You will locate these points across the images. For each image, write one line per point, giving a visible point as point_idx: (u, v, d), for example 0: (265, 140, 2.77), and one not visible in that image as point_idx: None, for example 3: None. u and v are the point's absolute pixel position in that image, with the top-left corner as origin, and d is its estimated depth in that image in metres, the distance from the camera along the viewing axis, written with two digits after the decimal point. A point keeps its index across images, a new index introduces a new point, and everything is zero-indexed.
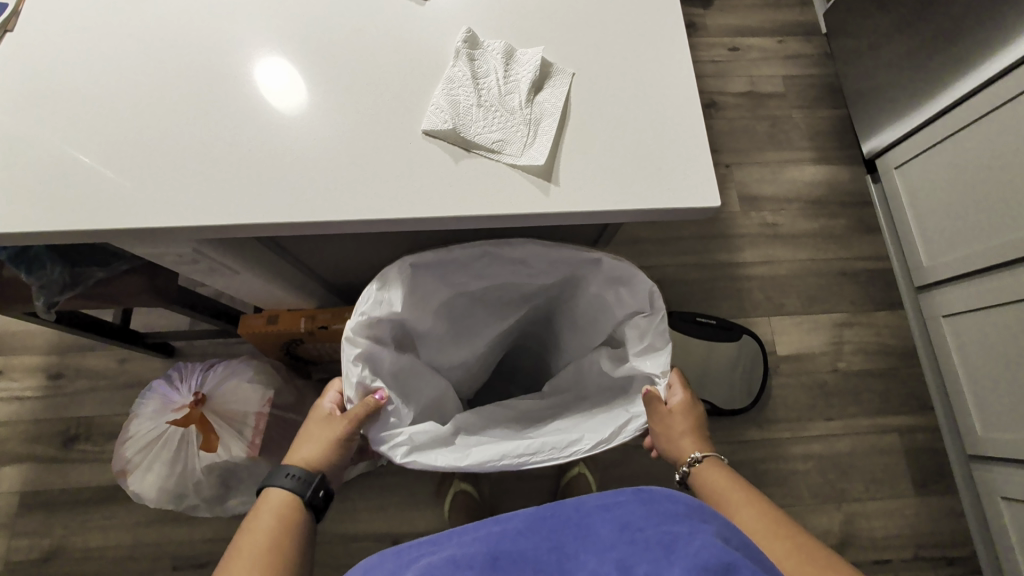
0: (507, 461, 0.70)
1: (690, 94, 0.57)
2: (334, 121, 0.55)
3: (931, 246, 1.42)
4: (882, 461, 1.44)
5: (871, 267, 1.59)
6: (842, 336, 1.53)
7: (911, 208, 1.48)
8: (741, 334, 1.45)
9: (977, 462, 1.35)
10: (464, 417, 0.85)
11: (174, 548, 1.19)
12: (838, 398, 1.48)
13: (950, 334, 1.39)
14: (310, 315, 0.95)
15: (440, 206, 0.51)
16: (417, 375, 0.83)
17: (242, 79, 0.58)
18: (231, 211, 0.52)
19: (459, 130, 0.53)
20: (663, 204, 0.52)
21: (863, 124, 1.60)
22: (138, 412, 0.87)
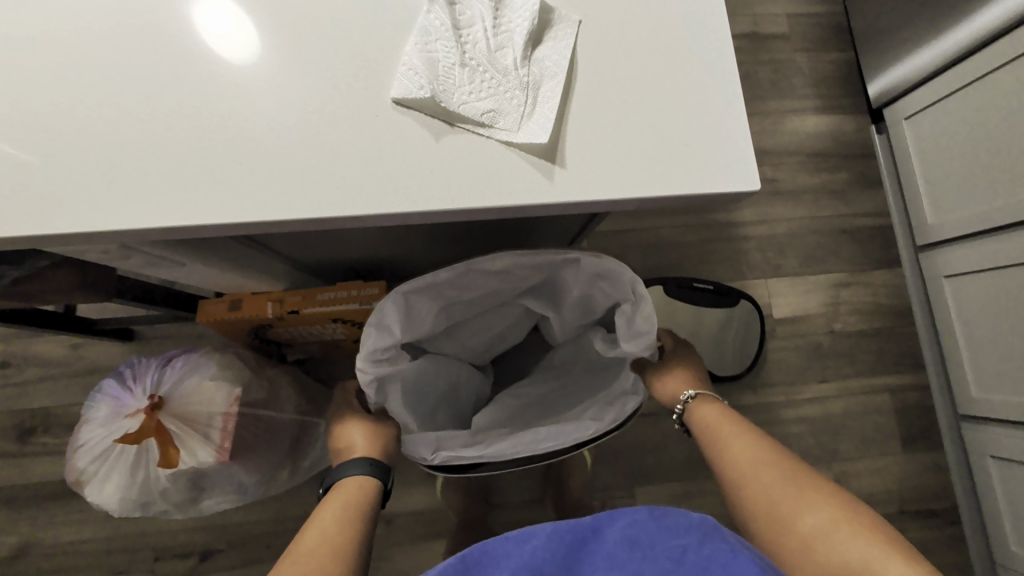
0: (521, 445, 0.67)
1: (722, 48, 0.46)
2: (276, 87, 0.42)
3: (936, 202, 1.35)
4: (874, 421, 1.43)
5: (873, 223, 1.51)
6: (840, 296, 1.47)
7: (919, 160, 1.38)
8: (739, 299, 1.37)
9: (967, 422, 1.36)
10: (484, 415, 0.79)
11: (151, 540, 1.13)
12: (833, 359, 1.44)
13: (951, 295, 1.35)
14: (277, 298, 0.84)
15: (418, 198, 0.40)
16: (433, 386, 0.75)
17: (170, 24, 0.44)
18: (148, 212, 0.40)
19: (438, 98, 0.41)
20: (691, 188, 0.43)
21: (872, 68, 1.48)
22: (90, 417, 0.78)
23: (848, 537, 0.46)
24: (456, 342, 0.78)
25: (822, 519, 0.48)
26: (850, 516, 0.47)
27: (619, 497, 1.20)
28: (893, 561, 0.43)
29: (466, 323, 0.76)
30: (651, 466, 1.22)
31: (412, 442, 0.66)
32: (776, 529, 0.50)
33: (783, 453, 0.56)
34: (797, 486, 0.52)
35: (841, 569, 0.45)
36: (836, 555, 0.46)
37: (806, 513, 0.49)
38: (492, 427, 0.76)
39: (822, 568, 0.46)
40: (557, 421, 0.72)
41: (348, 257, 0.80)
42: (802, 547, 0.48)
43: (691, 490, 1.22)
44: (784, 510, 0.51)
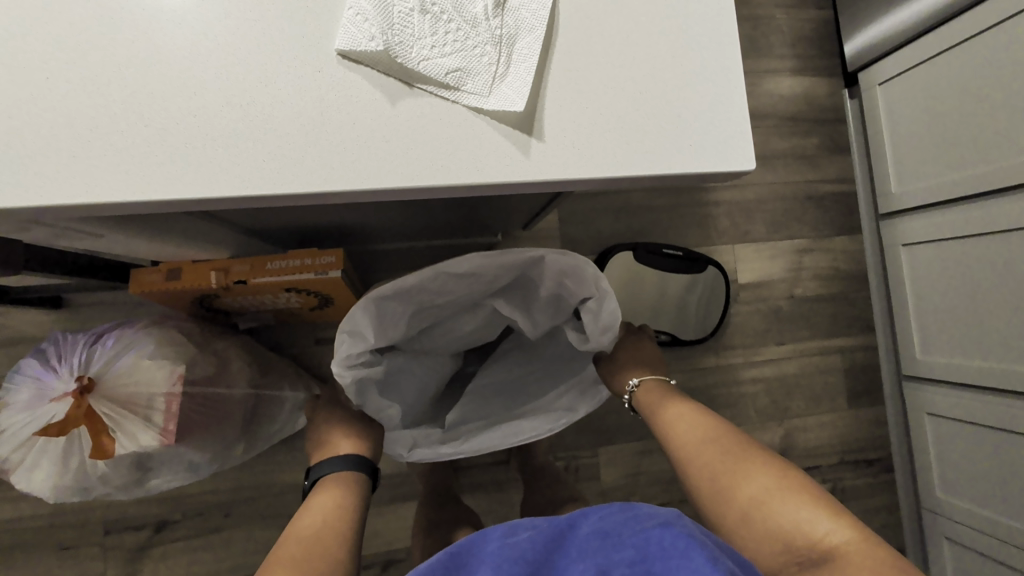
0: (496, 438, 0.67)
1: (722, 4, 0.41)
2: (189, 32, 0.33)
3: (903, 168, 1.23)
4: (826, 380, 1.35)
5: (840, 189, 1.38)
6: (802, 262, 1.35)
7: (886, 126, 1.25)
8: (706, 265, 1.24)
9: (908, 381, 1.29)
10: (464, 406, 0.74)
11: (23, 527, 0.95)
12: (793, 324, 1.34)
13: (908, 264, 1.25)
14: (223, 268, 0.75)
15: (371, 173, 0.34)
16: (410, 385, 0.71)
17: None
18: (27, 189, 0.31)
19: (393, 52, 0.34)
20: (680, 168, 0.38)
21: (851, 23, 1.31)
22: (7, 401, 0.69)
23: (782, 503, 0.47)
24: (427, 340, 0.72)
25: (758, 486, 0.49)
26: (783, 480, 0.49)
27: (583, 458, 1.11)
28: (823, 520, 0.45)
29: (434, 322, 0.70)
30: (614, 427, 1.13)
31: (388, 439, 0.64)
32: (719, 501, 0.51)
33: (718, 425, 0.56)
34: (734, 457, 0.52)
35: (779, 534, 0.47)
36: (774, 522, 0.47)
37: (744, 483, 0.50)
38: (467, 420, 0.73)
39: (762, 535, 0.47)
40: (529, 407, 0.71)
41: (296, 224, 0.71)
42: (743, 516, 0.49)
43: (657, 447, 1.14)
44: (725, 482, 0.51)
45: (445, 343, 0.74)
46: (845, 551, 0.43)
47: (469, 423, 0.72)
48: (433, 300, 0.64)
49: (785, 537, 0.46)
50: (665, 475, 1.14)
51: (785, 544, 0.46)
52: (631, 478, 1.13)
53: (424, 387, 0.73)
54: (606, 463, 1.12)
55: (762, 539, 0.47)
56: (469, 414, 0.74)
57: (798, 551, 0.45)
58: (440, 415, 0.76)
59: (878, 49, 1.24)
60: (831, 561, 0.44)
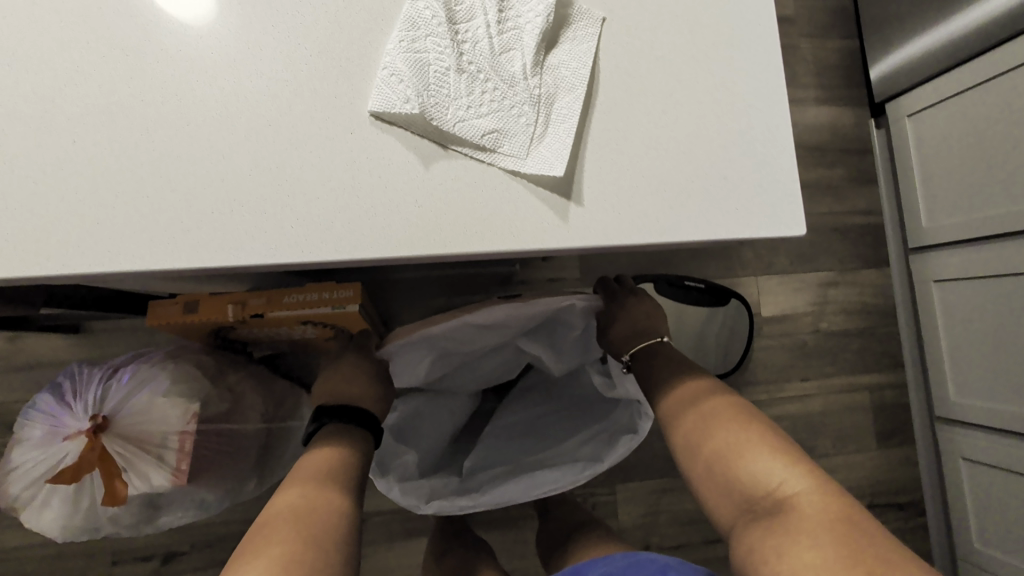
0: (517, 490, 0.62)
1: (770, 61, 0.38)
2: (220, 93, 0.32)
3: (934, 197, 1.03)
4: (853, 419, 1.09)
5: (864, 222, 1.14)
6: (828, 295, 1.11)
7: (918, 162, 1.06)
8: (729, 296, 1.03)
9: (943, 426, 1.06)
10: (480, 451, 0.72)
11: (32, 554, 0.94)
12: (818, 362, 1.09)
13: (941, 305, 1.04)
14: (238, 299, 0.63)
15: (401, 238, 0.33)
16: (427, 429, 0.68)
17: None
18: (50, 257, 0.30)
19: (428, 114, 0.33)
20: (727, 232, 0.36)
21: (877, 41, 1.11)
22: (21, 438, 0.67)
23: (745, 453, 0.42)
24: (449, 383, 0.70)
25: (720, 437, 0.44)
26: (747, 430, 0.43)
27: (599, 496, 0.96)
28: (782, 470, 0.39)
29: (458, 365, 0.67)
30: (632, 464, 0.98)
31: (401, 489, 0.60)
32: (686, 452, 0.46)
33: (699, 378, 0.50)
34: (702, 411, 0.47)
35: (737, 484, 0.41)
36: (736, 476, 0.41)
37: (709, 432, 0.44)
38: (486, 465, 0.69)
39: (726, 488, 0.42)
40: (553, 456, 0.66)
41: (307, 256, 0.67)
42: (708, 467, 0.44)
43: (679, 486, 0.98)
44: (693, 432, 0.46)
45: (466, 383, 0.71)
46: (801, 502, 0.37)
47: (489, 469, 0.68)
48: (456, 347, 0.62)
49: (744, 490, 0.41)
50: (687, 514, 0.98)
51: (742, 494, 0.41)
52: (649, 518, 0.97)
53: (442, 430, 0.71)
54: (625, 503, 0.97)
55: (724, 489, 0.42)
56: (489, 459, 0.70)
57: (754, 501, 0.40)
58: (456, 456, 0.72)
59: (909, 75, 1.04)
60: (785, 514, 0.37)
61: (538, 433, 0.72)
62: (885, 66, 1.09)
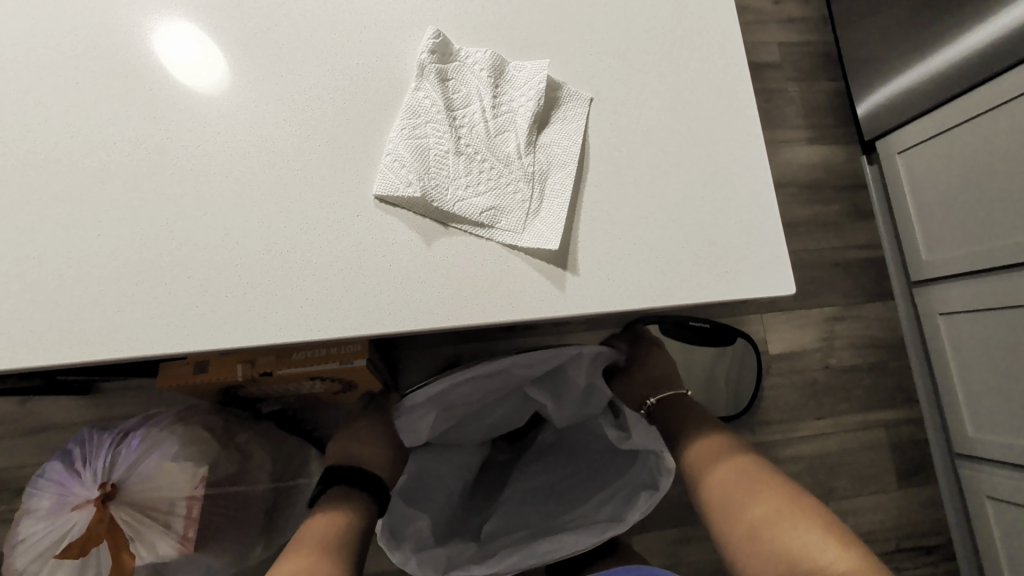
0: (534, 555, 0.60)
1: (750, 131, 0.41)
2: (234, 184, 0.34)
3: (931, 231, 1.02)
4: (872, 457, 1.06)
5: (867, 256, 1.13)
6: (834, 330, 1.09)
7: (912, 197, 1.05)
8: (735, 336, 1.00)
9: (961, 462, 1.02)
10: (500, 513, 0.69)
11: None
12: (829, 400, 1.07)
13: (948, 339, 1.01)
14: (250, 358, 0.63)
15: (407, 315, 0.34)
16: (439, 488, 0.68)
17: (94, 82, 0.35)
18: (72, 345, 0.31)
19: (430, 197, 0.35)
20: (718, 295, 0.37)
21: (860, 82, 1.11)
22: (30, 508, 0.66)
23: (792, 525, 0.44)
24: (458, 437, 0.70)
25: (767, 507, 0.46)
26: (794, 504, 0.46)
27: None
28: (830, 547, 0.42)
29: (463, 416, 0.67)
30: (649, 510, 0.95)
31: (417, 561, 0.59)
32: (727, 520, 0.49)
33: (740, 453, 0.54)
34: (751, 481, 0.50)
35: (782, 552, 0.43)
36: (780, 541, 0.44)
37: (756, 503, 0.47)
38: (506, 527, 0.67)
39: (769, 556, 0.44)
40: (574, 518, 0.65)
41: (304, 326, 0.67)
42: (750, 533, 0.46)
43: (696, 533, 0.95)
44: (736, 501, 0.49)
45: (474, 433, 0.71)
46: None
47: (509, 534, 0.66)
48: (459, 402, 0.62)
49: (789, 557, 0.42)
50: (708, 564, 0.95)
51: (789, 563, 0.42)
52: (670, 568, 0.94)
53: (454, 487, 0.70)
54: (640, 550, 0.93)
55: (767, 556, 0.44)
56: (509, 521, 0.68)
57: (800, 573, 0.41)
58: (474, 517, 0.70)
59: (898, 112, 1.04)
60: None
61: (557, 491, 0.71)
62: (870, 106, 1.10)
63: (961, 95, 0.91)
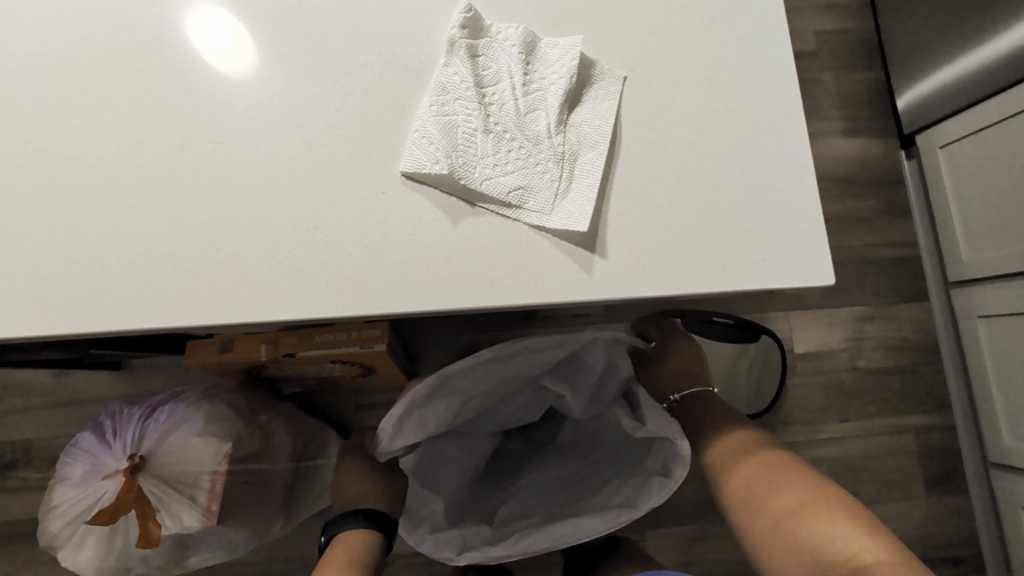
0: (548, 539, 0.60)
1: (792, 113, 0.39)
2: (263, 158, 0.34)
3: (973, 230, 0.97)
4: (898, 463, 1.03)
5: (902, 254, 1.09)
6: (864, 331, 1.05)
7: (953, 194, 1.00)
8: (760, 333, 0.98)
9: (995, 470, 0.98)
10: (514, 501, 0.69)
11: None
12: (856, 402, 1.03)
13: (986, 342, 0.97)
14: (274, 339, 0.64)
15: (430, 295, 0.34)
16: (451, 473, 0.68)
17: (127, 58, 0.35)
18: (103, 315, 0.31)
19: (457, 174, 0.34)
20: (752, 283, 0.36)
21: (902, 72, 1.06)
22: (63, 476, 0.69)
23: (815, 516, 0.43)
24: (473, 423, 0.70)
25: (787, 497, 0.45)
26: (814, 491, 0.45)
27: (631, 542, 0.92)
28: (857, 536, 0.41)
29: (480, 403, 0.66)
30: (665, 505, 0.94)
31: (433, 541, 0.61)
32: (747, 511, 0.48)
33: (755, 441, 0.53)
34: (768, 469, 0.49)
35: (806, 546, 0.42)
36: (804, 532, 0.43)
37: (776, 494, 0.46)
38: (521, 514, 0.67)
39: (792, 547, 0.43)
40: (587, 507, 0.64)
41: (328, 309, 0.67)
42: (772, 523, 0.45)
43: (713, 531, 0.93)
44: (755, 491, 0.48)
45: (489, 421, 0.71)
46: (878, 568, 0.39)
47: (523, 520, 0.66)
48: (477, 388, 0.62)
49: (814, 550, 0.42)
50: (724, 563, 0.93)
51: (814, 556, 0.42)
52: (685, 565, 0.93)
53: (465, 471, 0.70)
54: (655, 546, 0.92)
55: (790, 547, 0.43)
56: (523, 509, 0.68)
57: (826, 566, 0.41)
58: (488, 501, 0.70)
59: (941, 104, 0.99)
60: None
61: (571, 482, 0.70)
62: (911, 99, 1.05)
63: (1012, 87, 0.86)
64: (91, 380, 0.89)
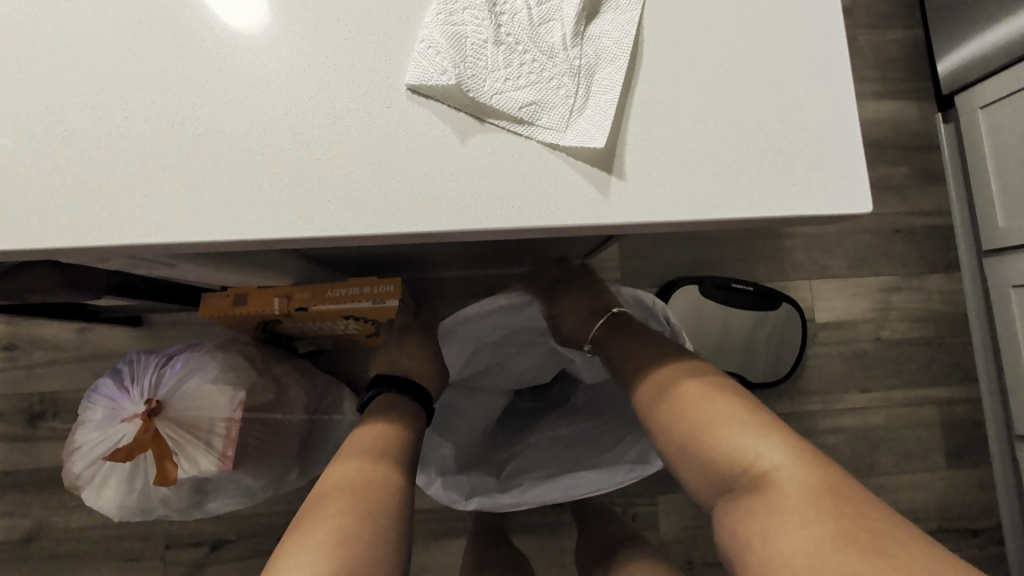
0: (559, 489, 0.59)
1: (830, 27, 0.36)
2: (261, 71, 0.33)
3: (1010, 197, 0.91)
4: (918, 435, 0.99)
5: (931, 223, 1.04)
6: (889, 302, 1.01)
7: (992, 156, 0.93)
8: (779, 300, 0.94)
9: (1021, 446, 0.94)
10: (522, 458, 0.69)
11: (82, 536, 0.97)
12: (878, 375, 1.00)
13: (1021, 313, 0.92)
14: (286, 292, 0.64)
15: (434, 217, 0.32)
16: (461, 424, 0.68)
17: None
18: (100, 229, 0.31)
19: (465, 86, 0.32)
20: (781, 209, 0.34)
21: (943, 35, 1.00)
22: (85, 419, 0.70)
23: (726, 431, 0.40)
24: (484, 382, 0.70)
25: (699, 413, 0.42)
26: (724, 403, 0.41)
27: (640, 506, 0.92)
28: (766, 449, 0.38)
29: (493, 359, 0.67)
30: None
31: (442, 485, 0.59)
32: (662, 430, 0.44)
33: (667, 354, 0.48)
34: (681, 383, 0.44)
35: (716, 461, 0.39)
36: (716, 448, 0.40)
37: (687, 409, 0.42)
38: (530, 468, 0.67)
39: (705, 462, 0.40)
40: (595, 461, 0.64)
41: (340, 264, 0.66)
42: (685, 441, 0.42)
43: None
44: (668, 407, 0.44)
45: (501, 378, 0.71)
46: (787, 479, 0.36)
47: (530, 472, 0.66)
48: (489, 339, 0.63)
49: (724, 466, 0.39)
50: None
51: (722, 472, 0.39)
52: (693, 529, 0.92)
53: (474, 423, 0.70)
54: (667, 511, 0.92)
55: (703, 467, 0.40)
56: (532, 465, 0.67)
57: (734, 481, 0.38)
58: (496, 457, 0.70)
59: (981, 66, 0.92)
60: (767, 494, 0.36)
61: (581, 438, 0.69)
62: (952, 61, 0.98)
63: None
64: (115, 335, 0.91)
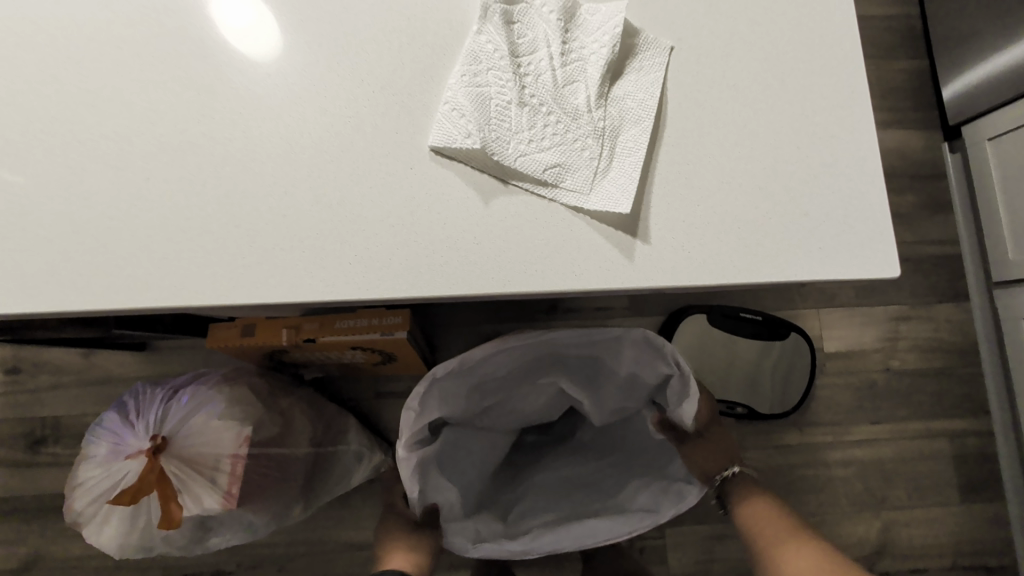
0: (569, 538, 0.58)
1: (855, 88, 0.36)
2: (285, 132, 0.33)
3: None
4: (931, 469, 0.94)
5: (940, 251, 1.00)
6: (898, 330, 0.97)
7: (999, 184, 0.90)
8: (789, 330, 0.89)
9: None
10: (529, 499, 0.67)
11: None
12: (887, 407, 0.95)
13: None
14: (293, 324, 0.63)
15: (455, 280, 0.31)
16: (466, 464, 0.66)
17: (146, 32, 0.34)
18: (118, 292, 0.30)
19: (489, 149, 0.32)
20: (806, 271, 0.33)
21: (947, 57, 0.97)
22: (88, 455, 0.69)
23: None
24: (490, 421, 0.68)
25: None
26: None
27: (646, 539, 0.85)
28: None
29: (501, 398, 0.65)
30: None
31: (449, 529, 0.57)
32: None
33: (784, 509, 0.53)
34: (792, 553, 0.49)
35: None
36: None
37: None
38: (538, 511, 0.65)
39: None
40: (606, 507, 0.62)
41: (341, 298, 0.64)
42: None
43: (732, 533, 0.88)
44: None
45: (502, 415, 0.68)
46: None
47: (538, 516, 0.64)
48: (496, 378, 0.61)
49: None
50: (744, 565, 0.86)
51: None
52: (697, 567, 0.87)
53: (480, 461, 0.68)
54: (675, 545, 0.86)
55: None
56: (540, 508, 0.65)
57: None
58: (502, 497, 0.68)
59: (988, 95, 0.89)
60: None
61: (590, 479, 0.68)
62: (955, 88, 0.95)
63: None
64: (118, 361, 0.90)
